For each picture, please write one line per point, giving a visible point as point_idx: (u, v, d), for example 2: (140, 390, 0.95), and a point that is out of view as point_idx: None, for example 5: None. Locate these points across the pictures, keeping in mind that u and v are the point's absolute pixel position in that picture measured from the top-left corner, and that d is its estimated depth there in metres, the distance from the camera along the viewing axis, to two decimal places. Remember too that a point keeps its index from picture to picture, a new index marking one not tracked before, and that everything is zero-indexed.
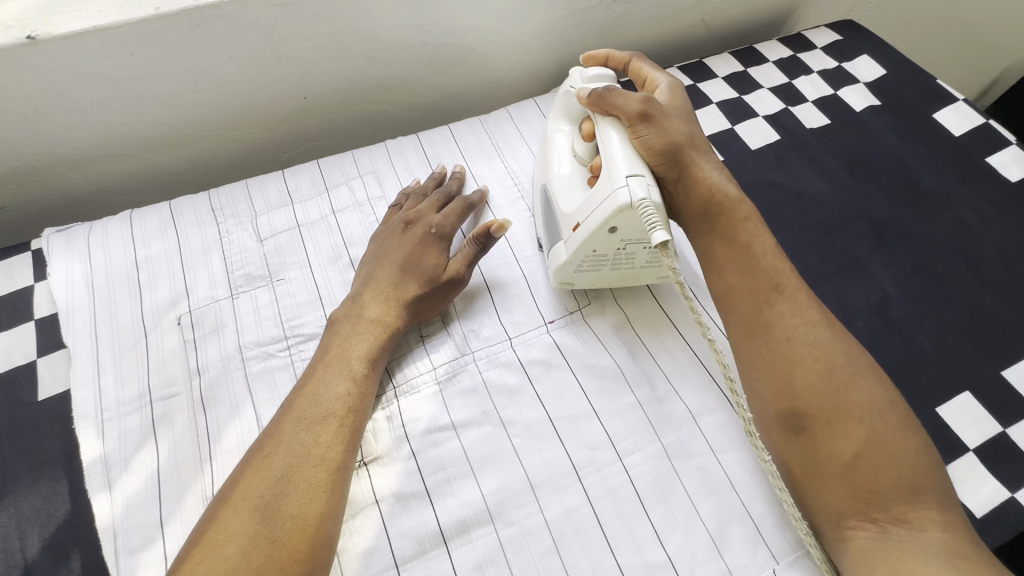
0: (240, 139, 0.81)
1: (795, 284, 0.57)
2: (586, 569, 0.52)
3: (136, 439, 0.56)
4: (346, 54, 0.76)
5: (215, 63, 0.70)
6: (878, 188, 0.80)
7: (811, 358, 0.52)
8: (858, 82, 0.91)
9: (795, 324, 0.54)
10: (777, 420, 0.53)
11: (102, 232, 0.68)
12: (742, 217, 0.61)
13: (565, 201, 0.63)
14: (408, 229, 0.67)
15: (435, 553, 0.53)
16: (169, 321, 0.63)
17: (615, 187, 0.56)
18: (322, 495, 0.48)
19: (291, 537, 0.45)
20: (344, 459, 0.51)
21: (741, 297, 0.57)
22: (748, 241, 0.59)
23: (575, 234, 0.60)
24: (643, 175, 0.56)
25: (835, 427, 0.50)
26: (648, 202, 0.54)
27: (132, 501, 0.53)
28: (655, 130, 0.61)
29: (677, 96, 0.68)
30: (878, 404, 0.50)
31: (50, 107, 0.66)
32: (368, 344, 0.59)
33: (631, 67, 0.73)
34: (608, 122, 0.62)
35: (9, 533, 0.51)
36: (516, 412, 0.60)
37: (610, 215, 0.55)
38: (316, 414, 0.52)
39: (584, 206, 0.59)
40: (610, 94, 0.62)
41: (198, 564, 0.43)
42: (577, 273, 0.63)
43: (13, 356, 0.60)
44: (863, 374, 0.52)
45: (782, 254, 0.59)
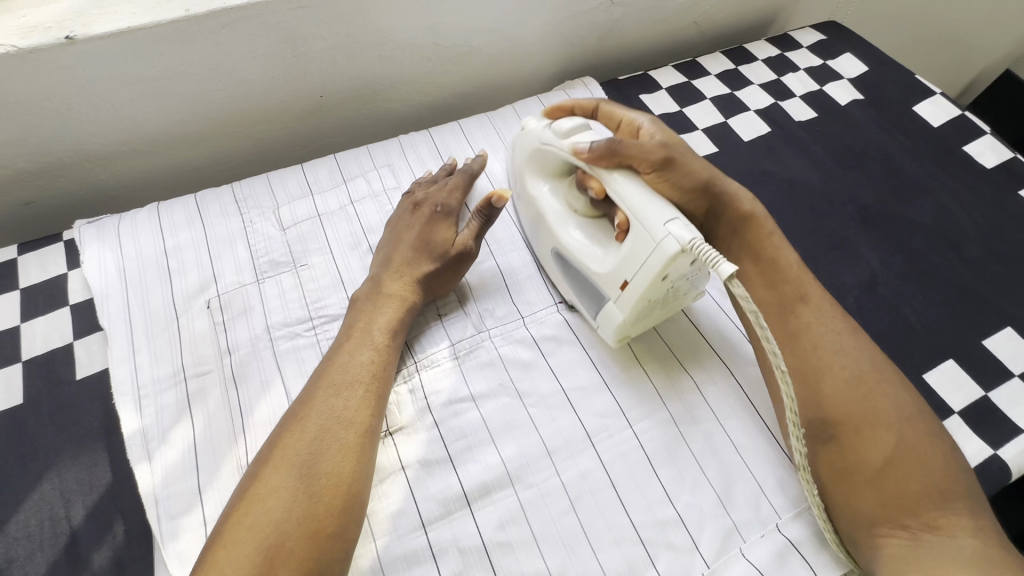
0: (258, 136, 0.85)
1: (820, 294, 0.62)
2: (602, 526, 0.56)
3: (172, 414, 0.59)
4: (361, 54, 0.80)
5: (239, 63, 0.74)
6: (863, 175, 0.85)
7: (838, 367, 0.56)
8: (842, 78, 0.97)
9: (821, 332, 0.59)
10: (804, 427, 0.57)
11: (131, 223, 0.71)
12: (768, 232, 0.65)
13: (599, 263, 0.62)
14: (417, 210, 0.71)
15: (459, 514, 0.56)
16: (198, 305, 0.66)
17: (658, 237, 0.55)
18: (354, 455, 0.52)
19: (326, 492, 0.49)
20: (373, 420, 0.55)
21: (769, 310, 0.62)
22: (774, 257, 0.64)
23: (626, 293, 0.59)
24: (676, 216, 0.55)
25: (864, 435, 0.53)
26: (697, 240, 0.53)
27: (171, 471, 0.56)
28: (680, 171, 0.64)
29: (668, 129, 0.68)
30: (904, 412, 0.55)
31: (83, 104, 0.69)
32: (388, 317, 0.62)
33: (600, 111, 0.72)
34: (622, 173, 0.61)
35: (55, 503, 0.54)
36: (532, 384, 0.64)
37: (663, 266, 0.54)
38: (343, 380, 0.56)
39: (629, 264, 0.58)
40: (621, 147, 0.61)
41: (244, 516, 0.47)
42: (634, 326, 0.62)
43: (51, 339, 0.63)
44: (890, 383, 0.56)
45: (805, 265, 0.64)
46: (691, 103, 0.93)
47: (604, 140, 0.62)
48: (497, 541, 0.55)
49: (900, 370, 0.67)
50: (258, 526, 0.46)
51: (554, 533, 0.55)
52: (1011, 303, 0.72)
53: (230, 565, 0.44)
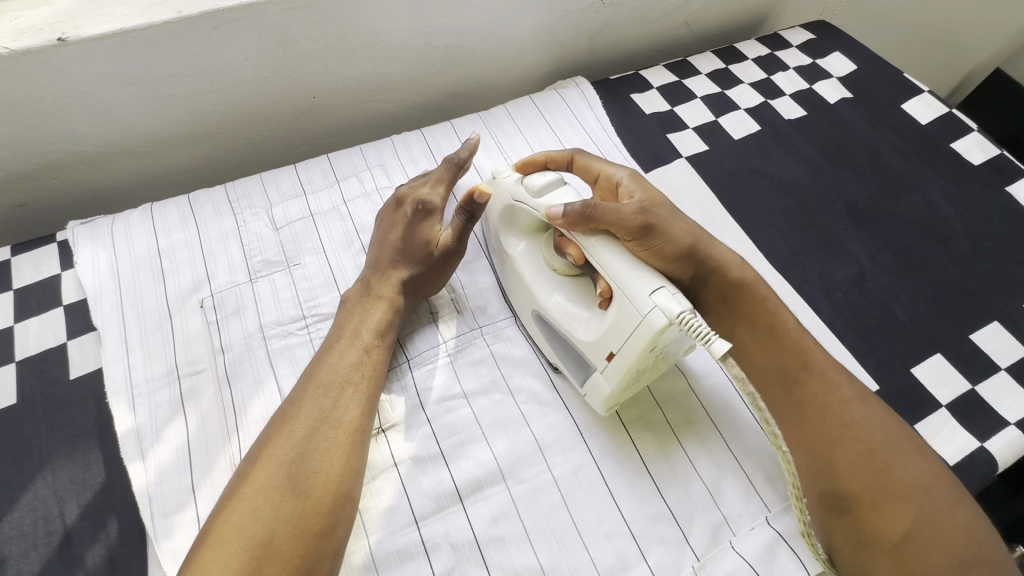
0: (251, 137, 0.85)
1: (825, 362, 0.60)
2: (593, 521, 0.56)
3: (165, 413, 0.59)
4: (353, 55, 0.81)
5: (231, 64, 0.74)
6: (852, 172, 0.85)
7: (849, 438, 0.55)
8: (831, 76, 0.98)
9: (828, 403, 0.57)
10: (819, 499, 0.55)
11: (125, 224, 0.71)
12: (762, 297, 0.63)
13: (583, 330, 0.59)
14: (401, 207, 0.70)
15: (452, 510, 0.56)
16: (192, 304, 0.66)
17: (642, 309, 0.52)
18: (344, 455, 0.52)
19: (315, 491, 0.49)
20: (362, 421, 0.55)
21: (772, 379, 0.60)
22: (773, 323, 0.62)
23: (611, 363, 0.56)
24: (660, 283, 0.53)
25: (882, 509, 0.52)
26: (685, 312, 0.50)
27: (164, 469, 0.56)
28: (660, 240, 0.59)
29: (646, 188, 0.64)
30: (920, 478, 0.53)
31: (76, 106, 0.70)
32: (378, 318, 0.63)
33: (576, 162, 0.70)
34: (598, 241, 0.57)
35: (48, 501, 0.54)
36: (523, 380, 0.64)
37: (651, 338, 0.51)
38: (333, 382, 0.56)
39: (613, 334, 0.55)
40: (595, 212, 0.57)
41: (232, 514, 0.47)
42: (625, 393, 0.59)
43: (45, 339, 0.64)
44: (905, 453, 0.54)
45: (805, 329, 0.63)
46: (682, 101, 0.93)
47: (578, 203, 0.58)
48: (489, 536, 0.55)
49: (888, 365, 0.68)
50: (247, 524, 0.46)
51: (546, 528, 0.56)
52: (997, 298, 0.73)
53: (216, 564, 0.44)
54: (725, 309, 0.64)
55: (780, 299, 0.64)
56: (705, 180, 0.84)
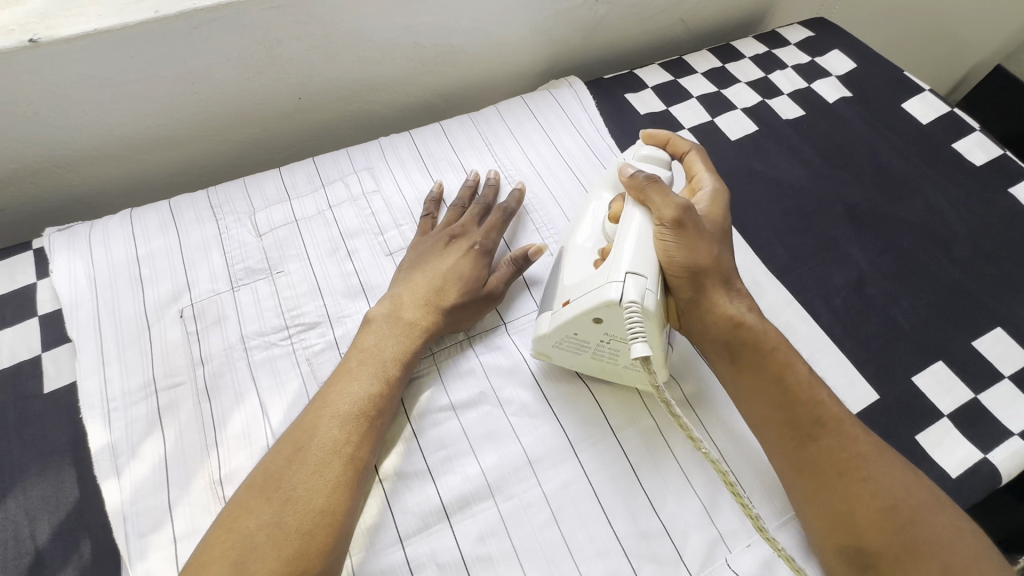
0: (236, 140, 0.83)
1: (841, 415, 0.54)
2: (584, 538, 0.54)
3: (141, 428, 0.57)
4: (339, 55, 0.79)
5: (211, 65, 0.72)
6: (851, 173, 0.83)
7: (866, 493, 0.50)
8: (830, 75, 0.96)
9: (843, 457, 0.52)
10: (837, 553, 0.50)
11: (103, 231, 0.69)
12: (772, 347, 0.57)
13: (566, 274, 0.60)
14: (453, 242, 0.69)
15: (438, 528, 0.54)
16: (171, 314, 0.64)
17: (612, 278, 0.54)
18: (346, 493, 0.50)
19: (317, 531, 0.47)
20: (370, 456, 0.53)
21: (779, 430, 0.55)
22: (784, 372, 0.56)
23: (563, 310, 0.57)
24: (643, 274, 0.54)
25: (903, 566, 0.48)
26: (635, 306, 0.52)
27: (140, 487, 0.54)
28: (681, 241, 0.57)
29: (717, 207, 0.63)
30: (948, 537, 0.48)
31: (50, 109, 0.68)
32: (401, 345, 0.60)
33: (687, 158, 0.69)
34: (636, 208, 0.59)
35: (20, 521, 0.53)
36: (513, 392, 0.62)
37: (597, 305, 0.53)
38: (347, 412, 0.54)
39: (580, 286, 0.56)
40: (650, 186, 0.59)
41: (230, 548, 0.45)
42: (555, 350, 0.60)
43: (18, 351, 0.62)
44: (930, 509, 0.50)
45: (818, 377, 0.57)
46: (677, 101, 0.91)
47: (648, 175, 0.60)
48: (476, 555, 0.53)
49: (889, 373, 0.66)
50: (245, 560, 0.44)
51: (535, 546, 0.54)
52: (1000, 303, 0.71)
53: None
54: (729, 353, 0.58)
55: (794, 349, 0.59)
56: None
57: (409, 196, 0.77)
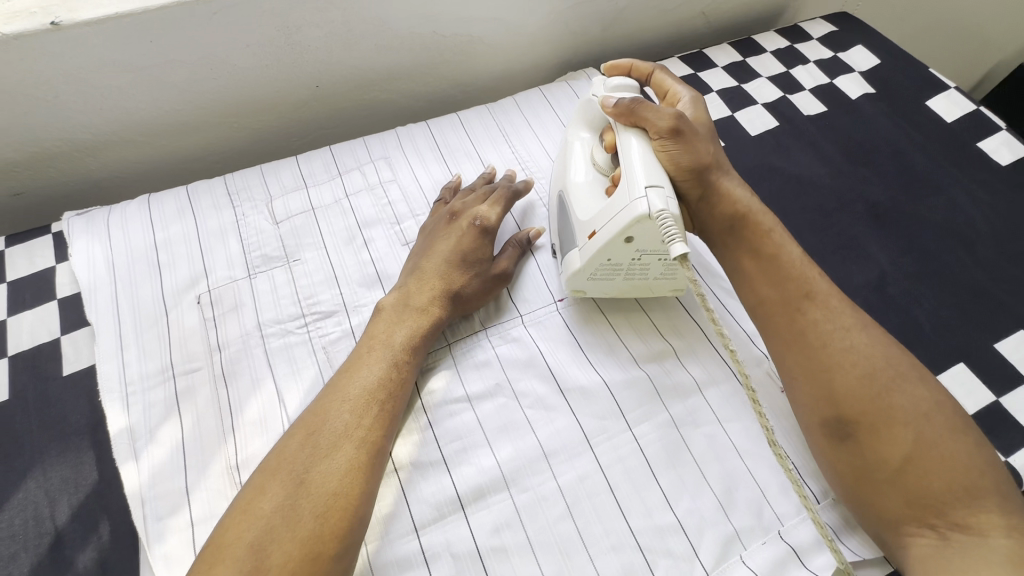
0: (253, 127, 0.83)
1: (827, 291, 0.57)
2: (599, 532, 0.54)
3: (159, 412, 0.57)
4: (358, 43, 0.78)
5: (230, 51, 0.71)
6: (874, 172, 0.82)
7: (848, 363, 0.53)
8: (853, 71, 0.94)
9: (829, 330, 0.55)
10: (820, 426, 0.53)
11: (121, 216, 0.70)
12: (769, 228, 0.60)
13: (582, 210, 0.61)
14: (454, 220, 0.69)
15: (453, 518, 0.54)
16: (188, 300, 0.64)
17: (634, 196, 0.54)
18: (361, 477, 0.50)
19: (330, 514, 0.47)
20: (384, 440, 0.53)
21: (772, 306, 0.57)
22: (776, 253, 0.59)
23: (591, 242, 0.59)
24: (662, 185, 0.54)
25: (881, 433, 0.50)
26: (666, 214, 0.51)
27: (158, 471, 0.54)
28: (684, 147, 0.58)
29: (699, 111, 0.66)
30: (923, 406, 0.50)
31: (69, 93, 0.68)
32: (410, 331, 0.60)
33: (653, 78, 0.70)
34: (632, 132, 0.60)
35: (39, 502, 0.53)
36: (529, 384, 0.62)
37: (627, 224, 0.54)
38: (358, 395, 0.54)
39: (604, 214, 0.57)
40: (640, 108, 0.59)
41: (245, 530, 0.45)
42: (590, 281, 0.62)
43: (38, 334, 0.62)
44: (905, 377, 0.52)
45: (812, 263, 0.59)
46: (697, 95, 0.90)
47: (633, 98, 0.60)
48: (491, 546, 0.53)
49: None
50: (258, 543, 0.44)
51: (550, 538, 0.54)
52: None
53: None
54: (733, 243, 0.61)
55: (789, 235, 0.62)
56: None
57: (426, 185, 0.76)
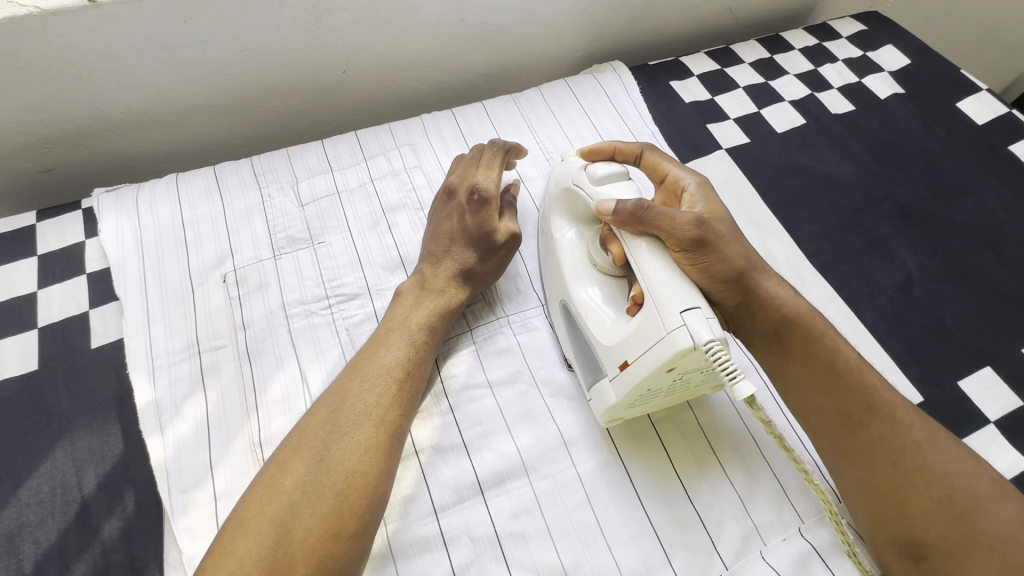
0: (280, 111, 0.84)
1: (894, 399, 0.54)
2: (618, 522, 0.54)
3: (185, 387, 0.58)
4: (386, 30, 0.78)
5: (261, 35, 0.72)
6: (902, 172, 0.81)
7: (923, 484, 0.50)
8: (882, 70, 0.93)
9: (897, 445, 0.52)
10: (889, 543, 0.50)
11: (150, 193, 0.70)
12: (821, 332, 0.57)
13: (604, 333, 0.56)
14: (451, 198, 0.66)
15: (472, 502, 0.54)
16: (214, 279, 0.65)
17: (671, 326, 0.49)
18: (379, 455, 0.50)
19: (350, 491, 0.47)
20: (402, 419, 0.53)
21: (829, 420, 0.55)
22: (832, 356, 0.56)
23: (621, 373, 0.53)
24: (698, 305, 0.49)
25: (962, 560, 0.47)
26: (714, 342, 0.47)
27: (183, 445, 0.55)
28: (715, 256, 0.55)
29: (711, 203, 0.62)
30: (1011, 529, 0.47)
31: (104, 71, 0.69)
32: (428, 312, 0.60)
33: (643, 159, 0.66)
34: (642, 241, 0.55)
35: (67, 470, 0.54)
36: (550, 372, 0.62)
37: (671, 358, 0.48)
38: (379, 375, 0.54)
39: (632, 344, 0.52)
40: (651, 215, 0.54)
41: (267, 505, 0.45)
42: (629, 410, 0.56)
43: (67, 307, 0.63)
44: (990, 499, 0.49)
45: (863, 359, 0.57)
46: (723, 91, 0.89)
47: (634, 200, 0.55)
48: (510, 531, 0.53)
49: (933, 376, 0.64)
50: (279, 518, 0.44)
51: (569, 526, 0.54)
52: None
53: (250, 556, 0.42)
54: (777, 352, 0.58)
55: (837, 330, 0.58)
56: (745, 174, 0.80)
57: None
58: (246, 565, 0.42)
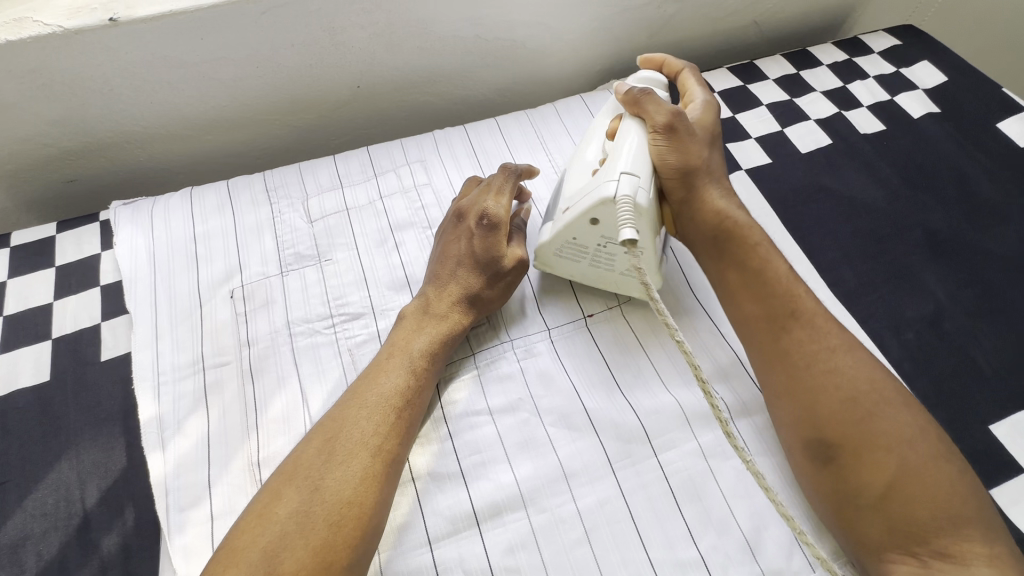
0: (295, 125, 0.84)
1: (814, 309, 0.57)
2: (617, 561, 0.52)
3: (188, 404, 0.58)
4: (401, 45, 0.78)
5: (276, 50, 0.72)
6: (934, 197, 0.77)
7: (832, 385, 0.52)
8: (916, 88, 0.89)
9: (813, 349, 0.55)
10: (803, 449, 0.52)
11: (165, 207, 0.72)
12: (754, 243, 0.61)
13: (570, 186, 0.64)
14: (459, 222, 0.65)
15: (468, 534, 0.53)
16: (222, 294, 0.66)
17: (608, 178, 0.58)
18: (375, 486, 0.49)
19: (344, 522, 0.46)
20: (399, 449, 0.52)
21: (758, 325, 0.58)
22: (763, 267, 0.60)
23: (563, 216, 0.62)
24: (637, 176, 0.58)
25: (865, 459, 0.49)
26: (627, 201, 0.55)
27: (183, 461, 0.55)
28: (674, 145, 0.62)
29: (708, 115, 0.69)
30: (908, 433, 0.50)
31: (124, 86, 0.70)
32: (429, 337, 0.59)
33: (681, 77, 0.74)
34: (632, 122, 0.64)
35: (71, 483, 0.55)
36: (552, 401, 0.61)
37: (592, 205, 0.58)
38: (376, 403, 0.53)
39: (580, 193, 0.61)
40: (644, 98, 0.63)
41: (260, 534, 0.45)
42: (557, 257, 0.65)
43: (80, 319, 0.64)
44: (890, 403, 0.51)
45: (796, 276, 0.60)
46: (745, 108, 0.87)
47: (640, 89, 0.65)
48: (504, 566, 0.52)
49: (962, 419, 0.61)
50: (270, 546, 0.44)
51: (565, 563, 0.52)
52: None
53: None
54: (714, 251, 0.63)
55: (774, 246, 0.62)
56: (765, 196, 0.77)
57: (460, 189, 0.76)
58: None
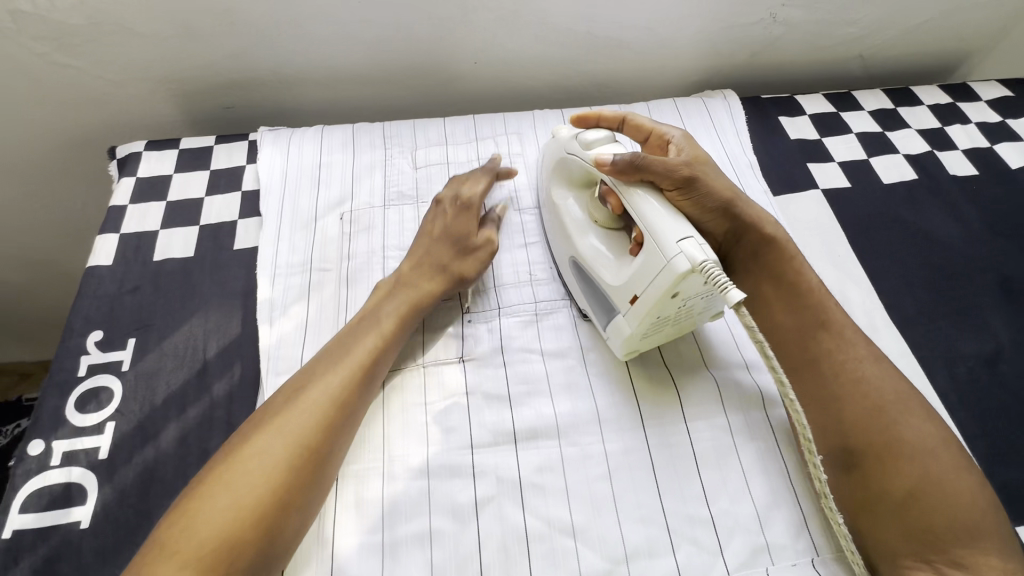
0: (414, 88, 0.96)
1: (845, 321, 0.62)
2: (632, 501, 0.58)
3: (294, 295, 0.70)
4: (521, 30, 0.88)
5: (415, 20, 0.84)
6: (1016, 246, 0.76)
7: (857, 395, 0.56)
8: (1020, 140, 0.88)
9: (843, 360, 0.59)
10: (824, 455, 0.56)
11: (300, 136, 0.85)
12: (792, 254, 0.66)
13: (610, 274, 0.63)
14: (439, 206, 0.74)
15: (504, 448, 0.61)
16: (334, 215, 0.77)
17: (670, 255, 0.55)
18: (353, 387, 0.58)
19: (323, 408, 0.55)
20: (378, 365, 0.61)
21: (790, 336, 0.62)
22: (798, 277, 0.64)
23: (633, 307, 0.59)
24: (691, 235, 0.55)
25: (887, 464, 0.52)
26: (708, 262, 0.53)
27: (284, 337, 0.66)
28: (700, 193, 0.63)
29: (694, 148, 0.69)
30: (928, 443, 0.53)
31: (289, 34, 0.84)
32: (422, 285, 0.67)
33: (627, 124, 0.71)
34: (642, 190, 0.60)
35: (198, 337, 0.67)
36: (598, 355, 0.67)
37: (672, 283, 0.54)
38: (370, 325, 0.63)
39: (638, 278, 0.58)
40: (646, 163, 0.60)
41: (276, 408, 0.55)
42: (644, 340, 0.63)
43: (223, 214, 0.78)
44: (914, 414, 0.55)
45: (828, 290, 0.64)
46: (833, 133, 0.89)
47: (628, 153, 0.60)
48: (532, 482, 0.59)
49: (1002, 456, 0.61)
50: (278, 418, 0.54)
51: (585, 491, 0.58)
52: None
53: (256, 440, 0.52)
54: (757, 265, 0.66)
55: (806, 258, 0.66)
56: (837, 216, 0.80)
57: None
58: (257, 448, 0.52)
